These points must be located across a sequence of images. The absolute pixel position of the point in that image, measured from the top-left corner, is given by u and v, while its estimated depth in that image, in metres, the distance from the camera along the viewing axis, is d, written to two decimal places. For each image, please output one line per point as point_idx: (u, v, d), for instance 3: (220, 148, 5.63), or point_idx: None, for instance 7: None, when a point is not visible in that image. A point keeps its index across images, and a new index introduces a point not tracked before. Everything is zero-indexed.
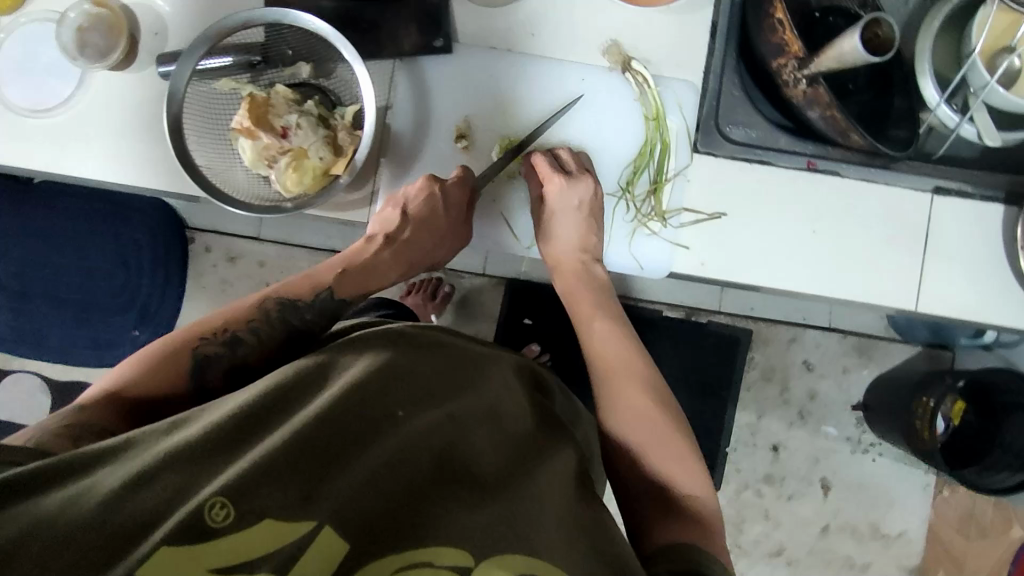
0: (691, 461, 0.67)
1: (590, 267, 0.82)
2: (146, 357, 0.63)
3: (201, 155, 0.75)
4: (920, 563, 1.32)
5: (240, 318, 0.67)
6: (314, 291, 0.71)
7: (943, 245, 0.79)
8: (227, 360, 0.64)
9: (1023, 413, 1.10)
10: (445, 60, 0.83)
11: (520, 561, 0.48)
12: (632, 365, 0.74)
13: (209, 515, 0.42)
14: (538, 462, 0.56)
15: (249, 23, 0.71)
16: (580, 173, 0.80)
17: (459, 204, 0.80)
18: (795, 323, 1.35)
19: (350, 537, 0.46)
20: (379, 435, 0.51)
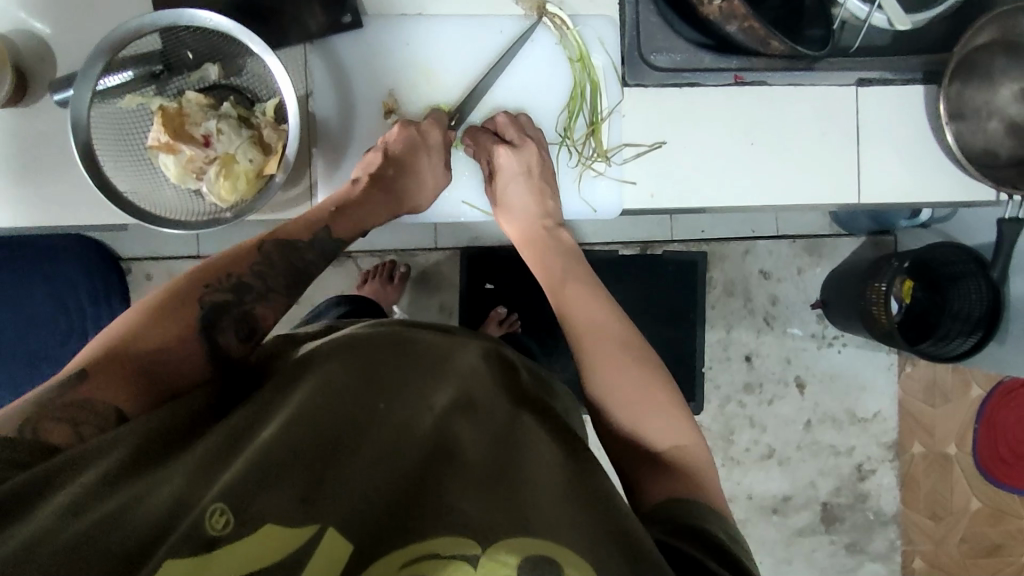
0: (677, 413, 0.68)
1: (556, 233, 0.83)
2: (145, 315, 0.60)
3: (122, 180, 0.71)
4: (897, 437, 1.39)
5: (238, 263, 0.66)
6: (312, 232, 0.72)
7: (872, 134, 0.82)
8: (238, 307, 0.64)
9: (967, 279, 1.17)
10: (357, 36, 0.80)
11: (529, 538, 0.45)
12: (608, 325, 0.73)
13: (208, 523, 0.41)
14: (533, 444, 0.55)
15: (143, 30, 0.67)
16: (522, 139, 0.80)
17: (437, 146, 0.78)
18: (746, 237, 1.39)
19: (353, 536, 0.44)
20: (367, 433, 0.50)
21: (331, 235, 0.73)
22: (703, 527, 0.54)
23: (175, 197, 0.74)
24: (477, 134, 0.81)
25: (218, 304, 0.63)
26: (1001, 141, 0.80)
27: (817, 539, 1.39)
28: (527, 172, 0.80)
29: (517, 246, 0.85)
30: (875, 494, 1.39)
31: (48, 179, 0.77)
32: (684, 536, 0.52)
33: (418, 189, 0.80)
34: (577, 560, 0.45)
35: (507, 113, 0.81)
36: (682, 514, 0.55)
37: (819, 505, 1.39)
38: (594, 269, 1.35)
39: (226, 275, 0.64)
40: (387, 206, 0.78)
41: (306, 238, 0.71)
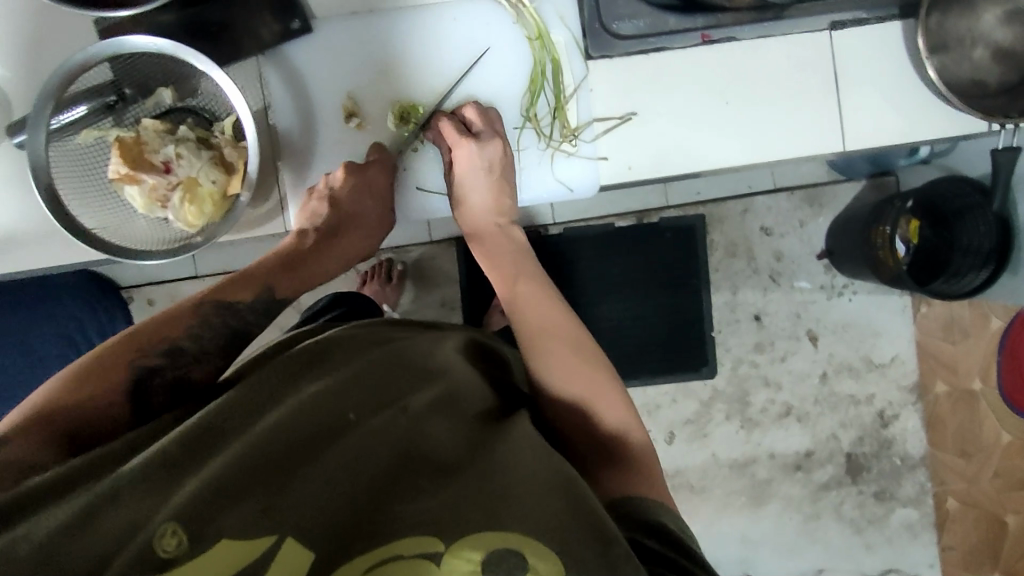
0: (625, 410, 0.68)
1: (507, 232, 0.83)
2: (80, 373, 0.60)
3: (89, 216, 0.70)
4: (917, 379, 1.37)
5: (175, 323, 0.65)
6: (255, 292, 0.71)
7: (854, 77, 0.78)
8: (171, 372, 0.63)
9: (971, 215, 1.14)
10: (309, 41, 0.78)
11: (483, 538, 0.47)
12: (560, 324, 0.73)
13: (163, 543, 0.42)
14: (494, 439, 0.57)
15: (90, 62, 0.66)
16: (489, 133, 0.78)
17: (382, 188, 0.79)
18: (743, 194, 1.35)
19: (315, 542, 0.45)
20: (336, 438, 0.52)
21: (273, 298, 0.72)
22: (662, 524, 0.54)
23: (145, 228, 0.73)
24: (441, 124, 0.79)
25: (151, 368, 0.62)
26: (989, 69, 0.77)
27: (845, 491, 1.37)
28: (488, 169, 0.79)
29: (467, 241, 0.84)
30: (900, 440, 1.37)
31: (21, 222, 0.77)
32: (643, 531, 0.53)
33: (361, 226, 0.81)
34: (542, 553, 0.47)
35: (477, 106, 0.79)
36: (638, 510, 0.56)
37: (843, 456, 1.37)
38: (590, 246, 1.33)
39: (161, 338, 0.64)
40: (332, 254, 0.80)
41: (247, 299, 0.70)
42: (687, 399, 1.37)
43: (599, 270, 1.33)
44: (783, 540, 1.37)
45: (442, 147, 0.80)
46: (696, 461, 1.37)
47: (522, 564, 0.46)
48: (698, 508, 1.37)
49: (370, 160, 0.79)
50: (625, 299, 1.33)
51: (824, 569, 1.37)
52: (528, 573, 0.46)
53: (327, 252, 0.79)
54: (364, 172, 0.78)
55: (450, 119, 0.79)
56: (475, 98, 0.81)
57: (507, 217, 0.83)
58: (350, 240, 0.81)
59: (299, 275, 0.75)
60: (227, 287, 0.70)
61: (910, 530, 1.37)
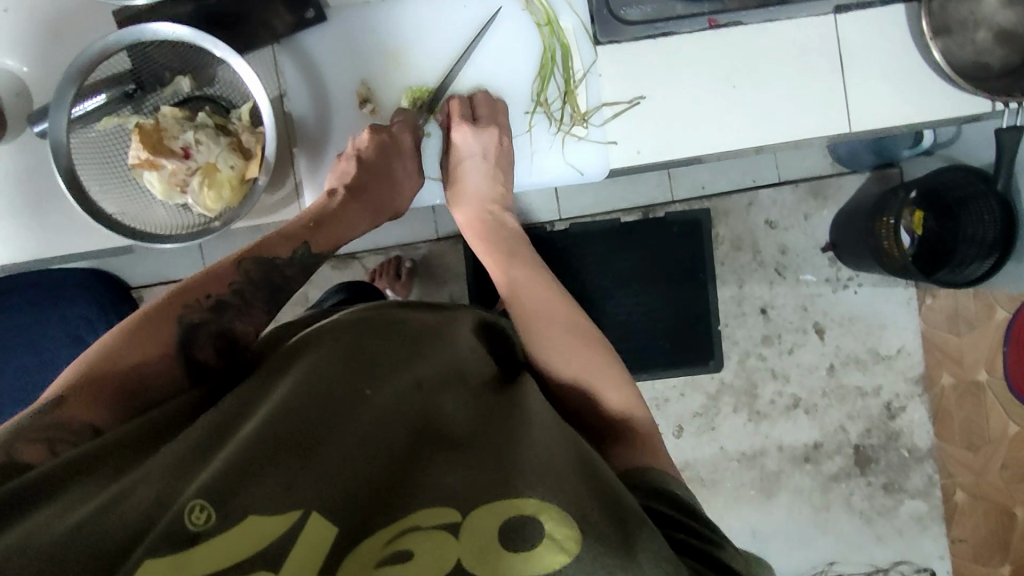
0: (631, 393, 0.68)
1: (501, 218, 0.85)
2: (126, 331, 0.61)
3: (110, 202, 0.72)
4: (924, 370, 1.38)
5: (218, 280, 0.67)
6: (293, 248, 0.73)
7: (858, 61, 0.80)
8: (216, 326, 0.63)
9: (974, 203, 1.15)
10: (324, 30, 0.80)
11: (507, 506, 0.45)
12: (553, 304, 0.74)
13: (189, 518, 0.41)
14: (510, 416, 0.56)
15: (110, 50, 0.67)
16: (488, 119, 0.81)
17: (409, 149, 0.81)
18: (748, 188, 1.36)
19: (339, 516, 0.43)
20: (353, 415, 0.51)
21: (310, 251, 0.74)
22: (675, 493, 0.54)
23: (165, 214, 0.74)
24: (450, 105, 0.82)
25: (197, 322, 0.63)
26: (991, 51, 0.78)
27: (854, 483, 1.37)
28: (484, 154, 0.82)
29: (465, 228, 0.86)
30: (908, 431, 1.38)
31: (40, 212, 0.78)
32: (655, 498, 0.53)
33: (396, 189, 0.84)
34: (561, 518, 0.44)
35: (484, 93, 0.81)
36: (652, 480, 0.55)
37: (852, 448, 1.38)
38: (597, 240, 1.34)
39: (203, 294, 0.65)
40: (363, 213, 0.81)
41: (284, 255, 0.72)
42: (695, 393, 1.38)
43: (606, 264, 1.34)
44: (793, 533, 1.37)
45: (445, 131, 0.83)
46: (705, 454, 1.38)
47: (545, 531, 0.44)
48: (707, 502, 1.37)
49: (396, 125, 0.79)
50: (632, 293, 1.34)
51: (834, 562, 1.37)
52: (550, 541, 0.43)
53: (364, 212, 0.81)
54: (392, 134, 0.79)
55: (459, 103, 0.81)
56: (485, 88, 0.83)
57: (504, 202, 0.86)
58: (384, 202, 0.83)
59: (331, 228, 0.77)
60: (269, 244, 0.72)
61: (919, 522, 1.37)
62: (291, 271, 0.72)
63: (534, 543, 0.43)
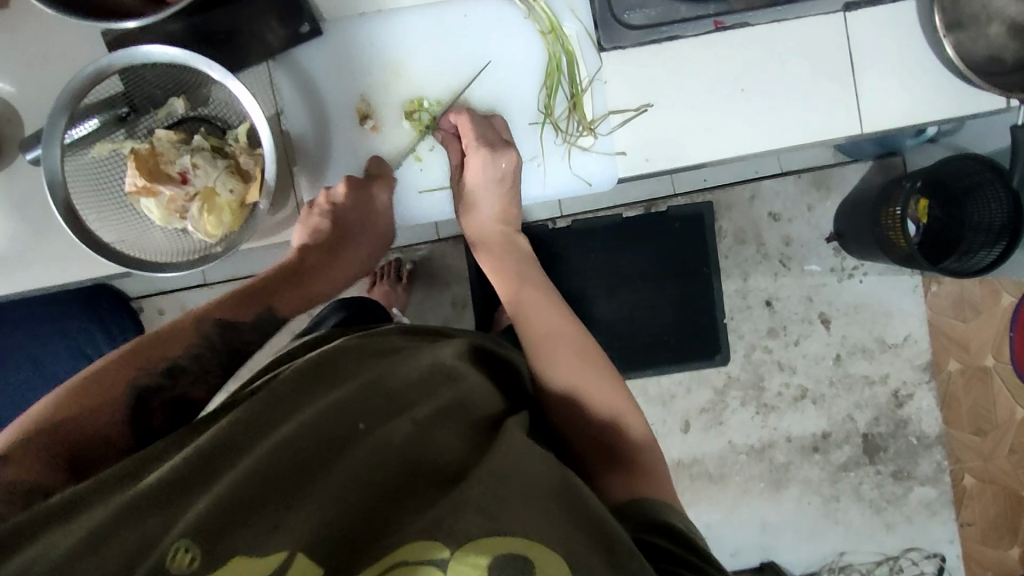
0: (633, 411, 0.68)
1: (513, 239, 0.83)
2: (77, 391, 0.58)
3: (108, 231, 0.70)
4: (931, 357, 1.37)
5: (177, 341, 0.64)
6: (254, 311, 0.70)
7: (869, 58, 0.78)
8: (169, 393, 0.62)
9: (981, 192, 1.14)
10: (320, 45, 0.78)
11: (494, 543, 0.44)
12: (565, 329, 0.72)
13: (174, 563, 0.39)
14: (502, 442, 0.54)
15: (101, 73, 0.65)
16: (501, 144, 0.78)
17: (385, 207, 0.80)
18: (750, 180, 1.35)
19: (327, 558, 0.43)
20: (345, 448, 0.49)
21: (275, 313, 0.72)
22: (669, 522, 0.54)
23: (164, 241, 0.73)
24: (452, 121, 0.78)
25: (151, 387, 0.61)
26: (1004, 44, 0.76)
27: (863, 472, 1.37)
28: (500, 180, 0.79)
29: (472, 244, 0.84)
30: (916, 419, 1.37)
31: (35, 239, 0.76)
32: (652, 531, 0.53)
33: (365, 245, 0.82)
34: (547, 555, 0.44)
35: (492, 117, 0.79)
36: (646, 512, 0.55)
37: (860, 438, 1.37)
38: (599, 238, 1.32)
39: (159, 357, 0.63)
40: (328, 269, 0.79)
41: (246, 318, 0.69)
42: (701, 388, 1.37)
43: (610, 260, 1.32)
44: (802, 525, 1.37)
45: (456, 149, 0.80)
46: (713, 449, 1.37)
47: (530, 568, 0.43)
48: (717, 496, 1.37)
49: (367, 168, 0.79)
50: (636, 290, 1.32)
51: (845, 552, 1.37)
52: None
53: (331, 271, 0.79)
54: (368, 193, 0.78)
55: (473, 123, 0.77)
56: (496, 109, 0.81)
57: (512, 227, 0.84)
58: (354, 259, 0.82)
59: (296, 290, 0.75)
60: (226, 306, 0.69)
61: (928, 508, 1.37)
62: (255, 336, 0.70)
63: None
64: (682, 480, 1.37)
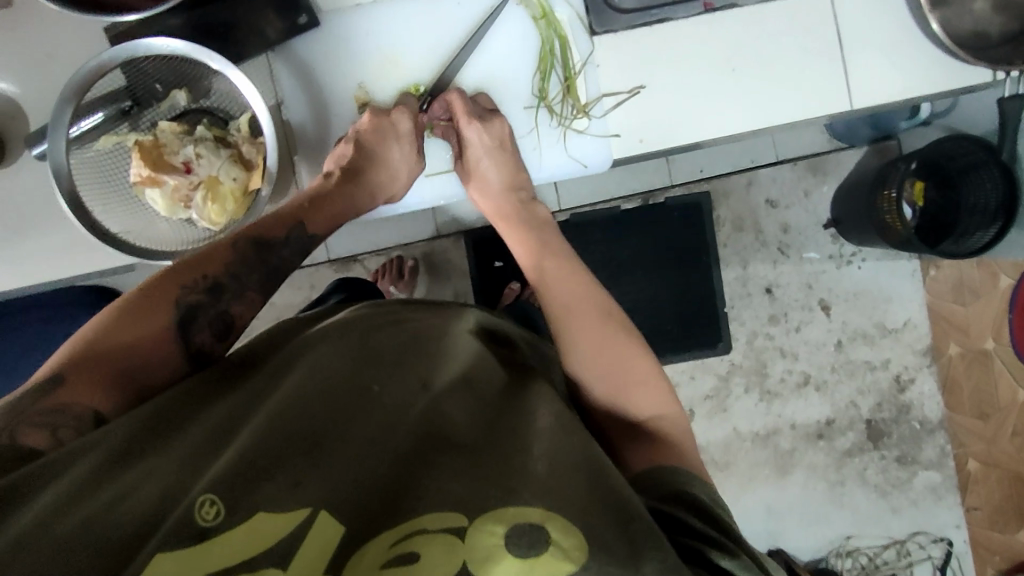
0: (660, 382, 0.68)
1: (530, 208, 0.84)
2: (122, 309, 0.58)
3: (113, 222, 0.71)
4: (931, 341, 1.38)
5: (216, 259, 0.64)
6: (288, 227, 0.70)
7: (857, 37, 0.79)
8: (214, 309, 0.61)
9: (976, 171, 1.15)
10: (318, 35, 0.79)
11: (513, 512, 0.43)
12: (589, 300, 0.72)
13: (200, 514, 0.40)
14: (515, 416, 0.55)
15: (105, 67, 0.67)
16: (490, 113, 0.80)
17: (408, 132, 0.79)
18: (746, 168, 1.36)
19: (348, 518, 0.43)
20: (360, 416, 0.50)
21: (306, 230, 0.71)
22: (692, 495, 0.54)
23: (169, 231, 0.74)
24: (450, 100, 0.79)
25: (195, 305, 0.60)
26: (990, 20, 0.78)
27: (867, 457, 1.38)
28: (498, 146, 0.81)
29: (493, 221, 0.86)
30: (919, 404, 1.38)
31: (44, 235, 0.77)
32: (672, 502, 0.53)
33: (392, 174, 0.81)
34: (564, 527, 0.44)
35: (485, 94, 0.82)
36: (667, 481, 0.55)
37: (863, 423, 1.38)
38: (599, 229, 1.33)
39: (201, 275, 0.62)
40: (357, 197, 0.77)
41: (278, 233, 0.69)
42: (704, 376, 1.38)
43: (610, 252, 1.33)
44: (808, 510, 1.38)
45: (454, 134, 0.82)
46: (718, 436, 1.38)
47: (546, 538, 0.43)
48: (722, 483, 1.38)
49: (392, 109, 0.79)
50: (636, 280, 1.34)
51: (852, 537, 1.37)
52: (553, 547, 0.42)
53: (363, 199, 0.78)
54: (391, 118, 0.78)
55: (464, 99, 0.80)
56: (487, 90, 0.82)
57: (528, 192, 0.85)
58: (383, 186, 0.80)
59: (327, 210, 0.74)
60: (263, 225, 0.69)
61: (934, 492, 1.38)
62: (290, 256, 0.69)
63: (538, 549, 0.42)
64: None
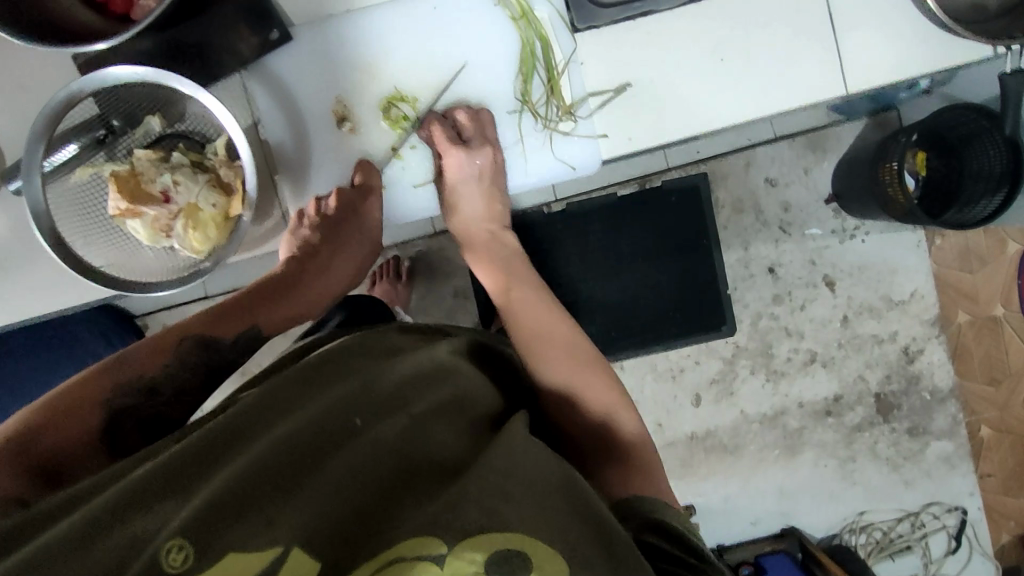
0: (628, 408, 0.69)
1: (498, 237, 0.89)
2: (53, 408, 0.59)
3: (95, 255, 0.71)
4: (940, 311, 1.35)
5: (154, 358, 0.65)
6: (238, 327, 0.71)
7: (849, 15, 0.76)
8: (146, 410, 0.62)
9: (978, 140, 1.12)
10: (292, 49, 0.78)
11: (491, 539, 0.44)
12: (558, 327, 0.74)
13: (167, 559, 0.39)
14: (499, 437, 0.54)
15: (75, 97, 0.66)
16: (478, 140, 0.80)
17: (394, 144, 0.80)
18: (744, 147, 1.33)
19: (322, 551, 0.42)
20: (344, 446, 0.48)
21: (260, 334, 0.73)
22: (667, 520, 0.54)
23: (153, 260, 0.74)
24: (432, 130, 0.79)
25: (125, 407, 0.62)
26: None
27: (878, 431, 1.36)
28: (477, 175, 0.82)
29: (460, 241, 0.90)
30: (928, 373, 1.35)
31: (29, 269, 0.77)
32: (652, 530, 0.53)
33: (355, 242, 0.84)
34: (545, 551, 0.44)
35: (467, 109, 0.79)
36: (644, 507, 0.55)
37: (873, 397, 1.36)
38: (595, 218, 1.30)
39: (138, 375, 0.63)
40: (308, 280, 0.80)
41: (230, 335, 0.70)
42: (710, 359, 1.36)
43: (608, 240, 1.30)
44: (821, 488, 1.37)
45: (434, 147, 0.81)
46: (726, 420, 1.37)
47: (528, 564, 0.43)
48: (734, 466, 1.37)
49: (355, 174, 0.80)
50: (636, 267, 1.30)
51: (865, 512, 1.37)
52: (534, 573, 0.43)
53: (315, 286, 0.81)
54: (363, 207, 0.81)
55: (440, 124, 0.79)
56: (470, 100, 0.81)
57: (499, 220, 0.88)
58: (340, 271, 0.84)
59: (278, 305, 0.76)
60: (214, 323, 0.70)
61: (948, 462, 1.36)
62: (235, 356, 0.71)
63: None
64: (697, 453, 1.37)
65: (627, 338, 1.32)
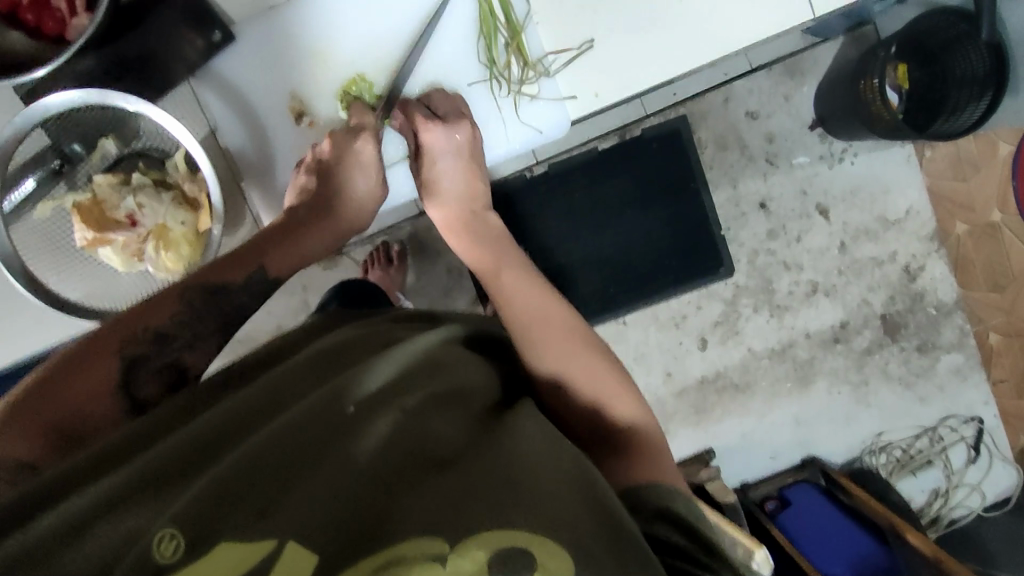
0: (625, 388, 0.66)
1: (483, 218, 0.82)
2: (68, 357, 0.58)
3: (72, 290, 0.71)
4: (936, 225, 1.33)
5: (159, 309, 0.62)
6: (245, 270, 0.67)
7: None
8: (162, 359, 0.61)
9: (961, 45, 1.09)
10: (237, 47, 0.77)
11: (496, 538, 0.42)
12: (554, 310, 0.70)
13: (159, 552, 0.39)
14: (499, 429, 0.53)
15: (20, 133, 0.65)
16: (455, 115, 0.77)
17: (369, 134, 0.76)
18: (721, 83, 1.30)
19: (322, 544, 0.41)
20: (339, 440, 0.48)
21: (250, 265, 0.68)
22: (676, 514, 0.53)
23: (130, 287, 0.73)
24: (406, 110, 0.78)
25: (138, 356, 0.60)
26: None
27: (887, 352, 1.36)
28: (455, 151, 0.79)
29: (443, 230, 0.84)
30: (931, 289, 1.34)
31: (19, 304, 0.76)
32: (663, 524, 0.52)
33: (354, 199, 0.78)
34: (554, 553, 0.42)
35: (440, 92, 0.78)
36: (652, 499, 0.53)
37: (878, 319, 1.35)
38: (578, 176, 1.28)
39: (143, 327, 0.60)
40: (327, 232, 0.76)
41: (237, 277, 0.66)
42: (712, 302, 1.35)
43: (594, 198, 1.28)
44: (836, 415, 1.37)
45: (410, 131, 0.78)
46: (735, 359, 1.37)
47: (534, 564, 0.42)
48: (747, 404, 1.37)
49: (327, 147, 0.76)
50: (627, 220, 1.28)
51: (883, 432, 1.37)
52: (542, 574, 0.42)
53: (328, 237, 0.76)
54: (353, 146, 0.76)
55: (415, 105, 0.78)
56: (433, 80, 0.79)
57: (481, 202, 0.83)
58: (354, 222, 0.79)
59: (287, 249, 0.71)
60: (219, 269, 0.66)
61: (959, 374, 1.35)
62: (244, 298, 0.67)
63: None
64: (709, 396, 1.37)
65: (626, 292, 1.31)
